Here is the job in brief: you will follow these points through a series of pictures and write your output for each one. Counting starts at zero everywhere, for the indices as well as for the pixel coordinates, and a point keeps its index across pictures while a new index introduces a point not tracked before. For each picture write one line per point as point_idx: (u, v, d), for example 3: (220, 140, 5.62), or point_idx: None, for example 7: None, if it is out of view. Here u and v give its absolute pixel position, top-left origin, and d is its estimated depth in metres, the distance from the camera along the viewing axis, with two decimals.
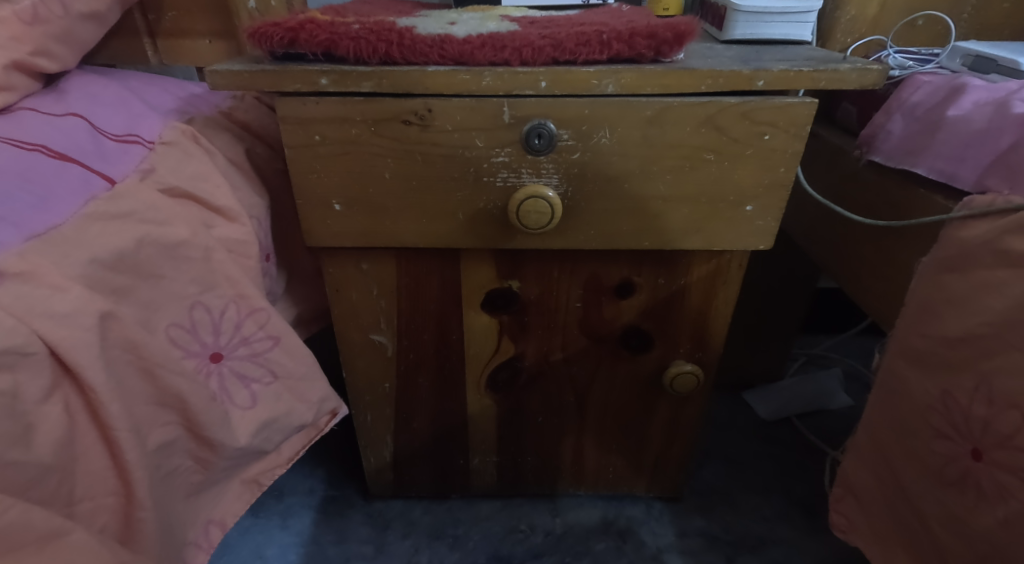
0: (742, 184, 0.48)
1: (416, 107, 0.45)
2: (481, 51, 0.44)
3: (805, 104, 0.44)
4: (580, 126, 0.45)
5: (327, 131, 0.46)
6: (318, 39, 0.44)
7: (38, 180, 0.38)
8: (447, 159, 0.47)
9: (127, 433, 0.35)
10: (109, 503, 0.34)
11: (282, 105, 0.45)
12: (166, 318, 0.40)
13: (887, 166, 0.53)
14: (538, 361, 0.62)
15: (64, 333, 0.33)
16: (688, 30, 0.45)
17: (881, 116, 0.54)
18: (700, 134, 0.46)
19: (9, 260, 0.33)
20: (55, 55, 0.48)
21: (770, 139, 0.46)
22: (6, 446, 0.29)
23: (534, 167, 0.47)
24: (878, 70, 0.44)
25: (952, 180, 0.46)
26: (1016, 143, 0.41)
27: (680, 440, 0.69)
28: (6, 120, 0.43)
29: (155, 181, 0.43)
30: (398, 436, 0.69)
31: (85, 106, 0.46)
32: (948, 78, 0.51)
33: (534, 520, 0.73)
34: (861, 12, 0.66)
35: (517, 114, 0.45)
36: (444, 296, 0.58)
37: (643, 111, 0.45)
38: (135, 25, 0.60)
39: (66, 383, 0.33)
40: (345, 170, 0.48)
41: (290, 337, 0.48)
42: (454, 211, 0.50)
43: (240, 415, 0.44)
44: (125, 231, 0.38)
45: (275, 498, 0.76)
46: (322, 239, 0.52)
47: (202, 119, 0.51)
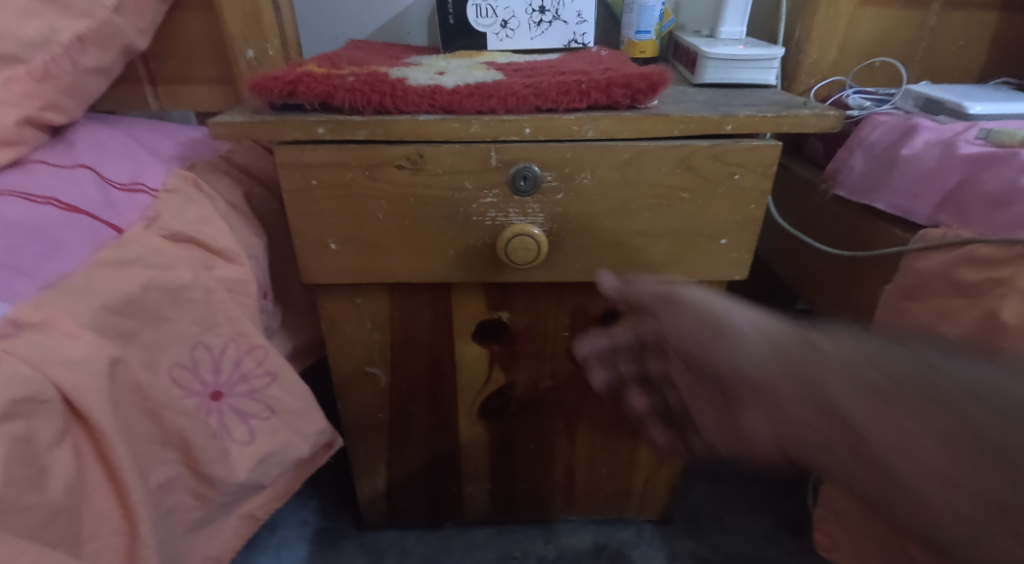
0: (716, 220, 0.51)
1: (408, 152, 0.47)
2: (469, 100, 0.47)
3: (771, 146, 0.48)
4: (563, 168, 0.48)
5: (324, 175, 0.49)
6: (316, 91, 0.47)
7: (49, 230, 0.40)
8: (437, 201, 0.50)
9: (132, 473, 0.36)
10: (114, 542, 0.35)
11: (281, 152, 0.48)
12: (169, 358, 0.41)
13: (850, 199, 0.57)
14: (528, 389, 0.64)
15: (75, 379, 0.34)
16: (662, 80, 0.48)
17: (844, 152, 0.58)
18: (676, 174, 0.49)
19: (25, 310, 0.35)
20: (62, 108, 0.50)
21: (740, 178, 0.49)
22: (23, 489, 0.31)
23: (521, 206, 0.50)
24: (835, 115, 0.47)
25: (908, 215, 0.50)
26: (963, 181, 0.45)
27: (668, 463, 0.70)
28: (19, 173, 0.45)
29: (160, 227, 0.45)
30: (392, 466, 0.70)
31: (92, 156, 0.48)
32: (902, 119, 0.55)
33: (527, 546, 0.75)
34: (823, 56, 0.70)
35: (504, 158, 0.48)
36: (435, 328, 0.60)
37: (621, 154, 0.48)
38: (137, 73, 0.63)
39: (76, 427, 0.35)
40: (341, 212, 0.50)
41: (288, 372, 0.49)
42: (445, 247, 0.52)
43: (239, 451, 0.45)
44: (131, 277, 0.40)
45: (269, 532, 0.77)
46: (318, 276, 0.54)
47: (203, 165, 0.53)
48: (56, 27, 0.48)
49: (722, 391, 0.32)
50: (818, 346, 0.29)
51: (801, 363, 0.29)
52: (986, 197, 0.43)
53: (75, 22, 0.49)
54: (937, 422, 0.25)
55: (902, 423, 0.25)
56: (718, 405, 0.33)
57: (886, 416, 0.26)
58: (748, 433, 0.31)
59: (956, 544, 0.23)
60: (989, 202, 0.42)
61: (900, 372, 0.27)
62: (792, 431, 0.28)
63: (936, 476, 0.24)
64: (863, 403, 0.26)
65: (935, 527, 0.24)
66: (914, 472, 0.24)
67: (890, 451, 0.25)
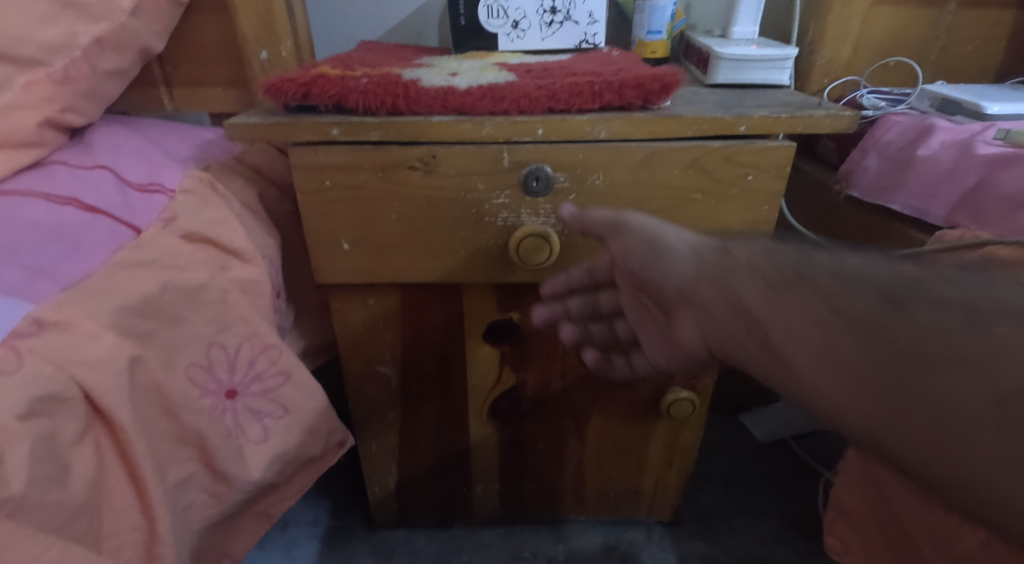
0: (729, 221, 0.51)
1: (420, 154, 0.48)
2: (482, 102, 0.47)
3: (784, 147, 0.48)
4: (575, 170, 0.48)
5: (337, 176, 0.49)
6: (329, 93, 0.47)
7: (70, 231, 0.41)
8: (450, 203, 0.50)
9: (151, 471, 0.36)
10: (134, 540, 0.35)
11: (294, 154, 0.48)
12: (186, 358, 0.42)
13: (864, 200, 0.57)
14: (538, 389, 0.64)
15: (96, 378, 0.35)
16: (675, 81, 0.48)
17: (858, 153, 0.58)
18: (688, 175, 0.49)
19: (47, 310, 0.36)
20: (80, 110, 0.51)
21: (753, 179, 0.49)
22: (46, 486, 0.31)
23: (533, 207, 0.50)
24: (850, 116, 0.47)
25: (924, 216, 0.50)
26: (981, 181, 0.45)
27: (678, 465, 0.70)
28: (39, 175, 0.46)
29: (176, 228, 0.45)
30: (402, 465, 0.70)
31: (109, 158, 0.49)
32: (918, 119, 0.55)
33: (537, 546, 0.75)
34: (836, 56, 0.70)
35: (516, 159, 0.48)
36: (446, 329, 0.60)
37: (634, 155, 0.48)
38: (152, 75, 0.64)
39: (97, 426, 0.35)
40: (353, 213, 0.51)
41: (301, 372, 0.49)
42: (457, 248, 0.52)
43: (253, 450, 0.46)
44: (149, 278, 0.41)
45: (281, 530, 0.77)
46: (330, 276, 0.54)
47: (218, 166, 0.54)
48: (75, 30, 0.49)
49: (665, 304, 0.38)
50: (730, 255, 0.34)
51: (720, 271, 0.34)
52: (1004, 198, 0.42)
53: (94, 25, 0.50)
54: (819, 308, 0.29)
55: (793, 308, 0.29)
56: (666, 319, 0.39)
57: (781, 306, 0.30)
58: (683, 338, 0.36)
59: (828, 406, 0.27)
60: (1007, 203, 0.42)
61: (795, 270, 0.31)
62: (708, 326, 0.34)
63: (815, 350, 0.28)
64: (764, 297, 0.31)
65: (814, 392, 0.28)
66: (792, 349, 0.29)
67: (784, 334, 0.29)
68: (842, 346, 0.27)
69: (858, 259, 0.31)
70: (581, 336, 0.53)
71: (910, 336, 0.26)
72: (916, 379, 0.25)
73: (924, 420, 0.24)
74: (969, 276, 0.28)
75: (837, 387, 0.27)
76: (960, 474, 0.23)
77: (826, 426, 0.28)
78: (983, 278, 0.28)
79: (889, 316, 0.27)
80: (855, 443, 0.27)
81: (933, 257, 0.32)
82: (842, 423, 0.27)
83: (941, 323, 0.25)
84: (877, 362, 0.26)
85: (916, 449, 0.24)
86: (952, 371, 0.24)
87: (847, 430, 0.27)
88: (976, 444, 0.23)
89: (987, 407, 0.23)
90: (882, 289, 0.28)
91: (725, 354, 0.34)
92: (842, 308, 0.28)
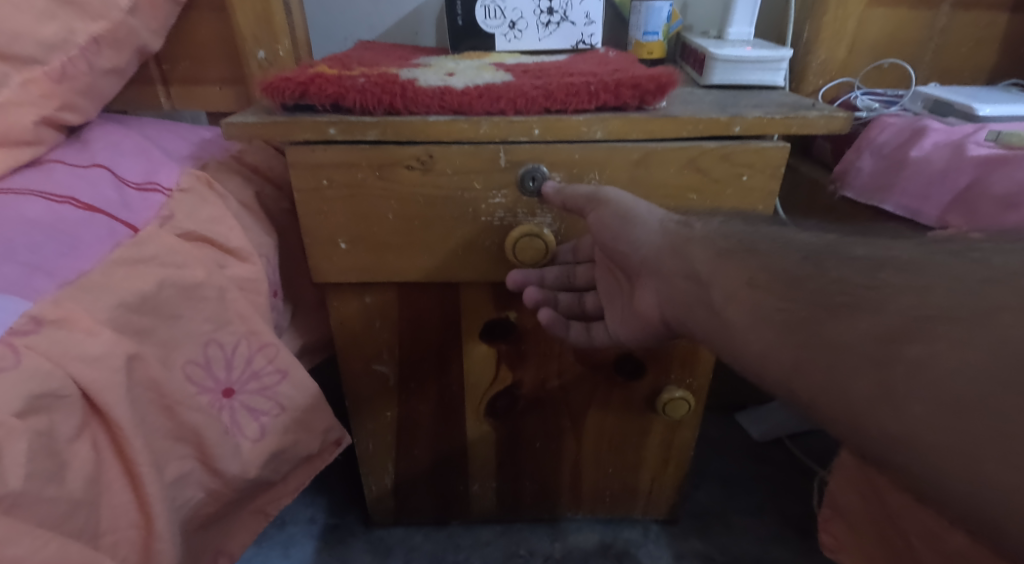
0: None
1: (417, 153, 0.48)
2: (479, 101, 0.48)
3: (779, 148, 0.48)
4: (571, 169, 0.49)
5: (335, 175, 0.49)
6: (327, 92, 0.47)
7: (68, 228, 0.41)
8: (447, 201, 0.50)
9: (148, 468, 0.36)
10: (130, 536, 0.36)
11: (292, 152, 0.48)
12: (183, 355, 0.42)
13: (859, 201, 0.57)
14: (535, 388, 0.64)
15: (94, 375, 0.35)
16: (670, 81, 0.48)
17: (852, 153, 0.58)
18: (684, 175, 0.49)
19: (45, 307, 0.36)
20: (78, 109, 0.51)
21: (748, 179, 0.49)
22: (44, 482, 0.31)
23: (529, 207, 0.50)
24: (844, 117, 0.47)
25: (916, 217, 0.50)
26: (973, 181, 0.45)
27: (674, 463, 0.71)
28: (37, 173, 0.46)
29: (174, 227, 0.46)
30: (399, 463, 0.71)
31: (107, 155, 0.49)
32: (911, 121, 0.55)
33: (534, 544, 0.75)
34: (831, 57, 0.70)
35: (512, 159, 0.48)
36: (443, 327, 0.60)
37: (630, 154, 0.48)
38: (150, 74, 0.64)
39: (94, 422, 0.36)
40: (350, 212, 0.51)
41: (299, 369, 0.49)
42: (453, 246, 0.52)
43: (250, 447, 0.46)
44: (147, 276, 0.41)
45: (277, 528, 0.77)
46: (327, 275, 0.54)
47: (215, 164, 0.54)
48: (73, 28, 0.49)
49: (633, 271, 0.46)
50: (690, 228, 0.43)
51: (681, 240, 0.42)
52: (996, 198, 0.43)
53: (91, 24, 0.50)
54: (754, 270, 0.36)
55: (732, 269, 0.37)
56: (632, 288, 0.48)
57: (722, 265, 0.38)
58: (643, 302, 0.45)
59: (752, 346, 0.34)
60: (998, 203, 0.43)
61: (739, 240, 0.39)
62: (665, 290, 0.43)
63: (746, 301, 0.35)
64: (711, 261, 0.39)
65: (744, 336, 0.35)
66: (730, 301, 0.36)
67: (723, 288, 0.37)
68: (766, 302, 0.34)
69: (795, 236, 0.39)
70: (552, 301, 0.54)
71: (819, 289, 0.32)
72: (821, 322, 0.31)
73: (818, 352, 0.30)
74: (887, 252, 0.34)
75: (763, 339, 0.33)
76: (844, 403, 0.28)
77: (755, 381, 0.34)
78: (887, 248, 0.35)
79: (805, 274, 0.34)
80: (779, 400, 0.32)
81: (924, 255, 0.32)
82: (764, 370, 0.33)
83: (845, 276, 0.32)
84: (790, 313, 0.32)
85: (813, 386, 0.30)
86: (844, 316, 0.30)
87: (769, 379, 0.33)
88: (858, 372, 0.28)
89: (868, 341, 0.28)
90: (805, 254, 0.36)
91: (675, 314, 0.43)
92: (770, 268, 0.35)
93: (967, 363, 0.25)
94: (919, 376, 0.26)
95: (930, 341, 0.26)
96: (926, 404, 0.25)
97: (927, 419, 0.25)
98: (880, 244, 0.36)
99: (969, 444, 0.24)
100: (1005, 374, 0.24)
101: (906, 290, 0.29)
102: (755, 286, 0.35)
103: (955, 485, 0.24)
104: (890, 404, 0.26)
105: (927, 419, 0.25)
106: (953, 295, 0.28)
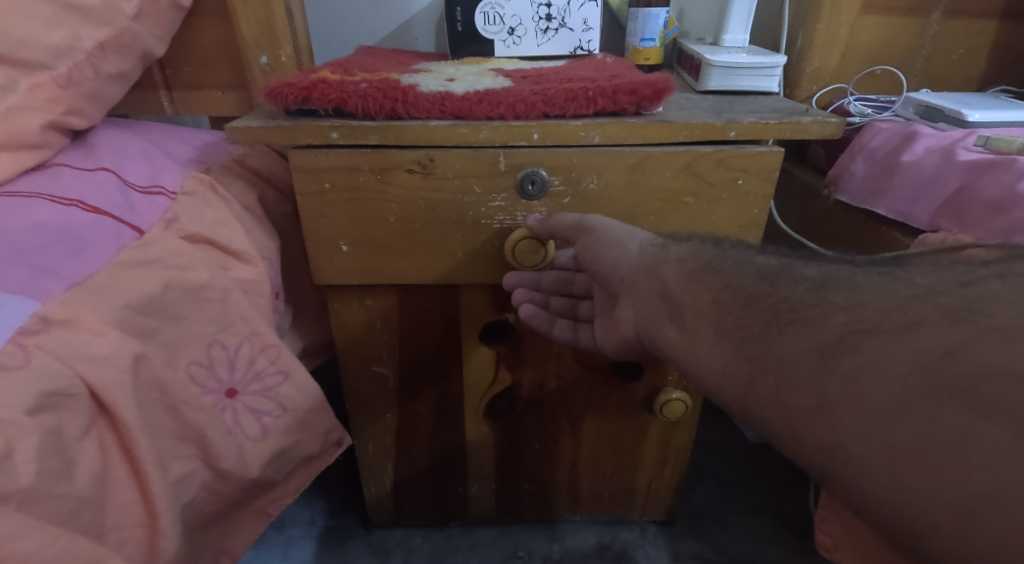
0: (719, 224, 0.52)
1: (418, 157, 0.49)
2: (479, 106, 0.48)
3: (774, 152, 0.49)
4: (570, 173, 0.50)
5: (336, 178, 0.50)
6: (329, 97, 0.48)
7: (75, 230, 0.42)
8: (447, 205, 0.51)
9: (153, 466, 0.37)
10: (135, 534, 0.36)
11: (295, 156, 0.49)
12: (186, 356, 0.43)
13: (852, 205, 0.58)
14: (534, 389, 0.65)
15: (101, 374, 0.36)
16: (667, 87, 0.49)
17: (846, 158, 0.59)
18: (680, 179, 0.50)
19: (54, 308, 0.37)
20: (83, 113, 0.52)
21: (743, 183, 0.50)
22: (53, 479, 0.32)
23: (528, 210, 0.51)
24: (837, 123, 0.48)
25: (909, 220, 0.51)
26: (963, 186, 0.46)
27: (671, 464, 0.71)
28: (43, 176, 0.47)
29: (178, 229, 0.46)
30: (398, 465, 0.71)
31: (111, 159, 0.50)
32: (903, 126, 0.56)
33: (532, 546, 0.76)
34: (825, 63, 0.72)
35: (512, 163, 0.49)
36: (442, 329, 0.61)
37: (627, 158, 0.49)
38: (153, 79, 0.65)
39: (101, 421, 0.36)
40: (351, 215, 0.52)
41: (300, 371, 0.50)
42: (453, 249, 0.53)
43: (252, 447, 0.46)
44: (152, 277, 0.42)
45: (277, 530, 0.78)
46: (328, 277, 0.55)
47: (218, 168, 0.55)
48: (79, 34, 0.50)
49: (613, 290, 0.47)
50: (666, 250, 0.43)
51: (654, 261, 0.43)
52: (986, 202, 0.44)
53: (97, 30, 0.51)
54: (715, 288, 0.37)
55: (699, 291, 0.38)
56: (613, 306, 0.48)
57: (690, 284, 0.39)
58: (623, 321, 0.46)
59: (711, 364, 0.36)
60: (987, 207, 0.44)
61: (707, 260, 0.40)
62: (640, 309, 0.43)
63: (704, 319, 0.37)
64: (680, 281, 0.40)
65: (703, 352, 0.37)
66: (691, 320, 0.38)
67: (687, 304, 0.39)
68: (726, 321, 0.36)
69: (759, 256, 0.40)
70: (542, 303, 0.55)
71: (771, 306, 0.34)
72: (769, 338, 0.33)
73: (764, 367, 0.32)
74: (841, 269, 0.35)
75: (721, 358, 0.35)
76: (787, 415, 0.30)
77: (713, 397, 0.36)
78: (838, 266, 0.36)
79: (760, 293, 0.35)
80: (736, 415, 0.35)
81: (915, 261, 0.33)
82: (723, 388, 0.35)
83: (793, 295, 0.34)
84: (745, 329, 0.34)
85: (763, 400, 0.32)
86: (788, 332, 0.32)
87: (724, 396, 0.35)
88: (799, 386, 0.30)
89: (808, 355, 0.30)
90: (761, 273, 0.37)
91: (648, 334, 0.43)
92: (731, 288, 0.37)
93: (893, 376, 0.27)
94: (852, 388, 0.28)
95: (860, 353, 0.28)
96: (857, 415, 0.27)
97: (856, 430, 0.27)
98: (827, 260, 0.38)
99: (889, 452, 0.26)
100: (923, 386, 0.26)
101: (844, 304, 0.31)
102: (714, 303, 0.37)
103: (876, 488, 0.26)
104: (824, 416, 0.28)
105: (857, 431, 0.27)
106: (885, 309, 0.29)
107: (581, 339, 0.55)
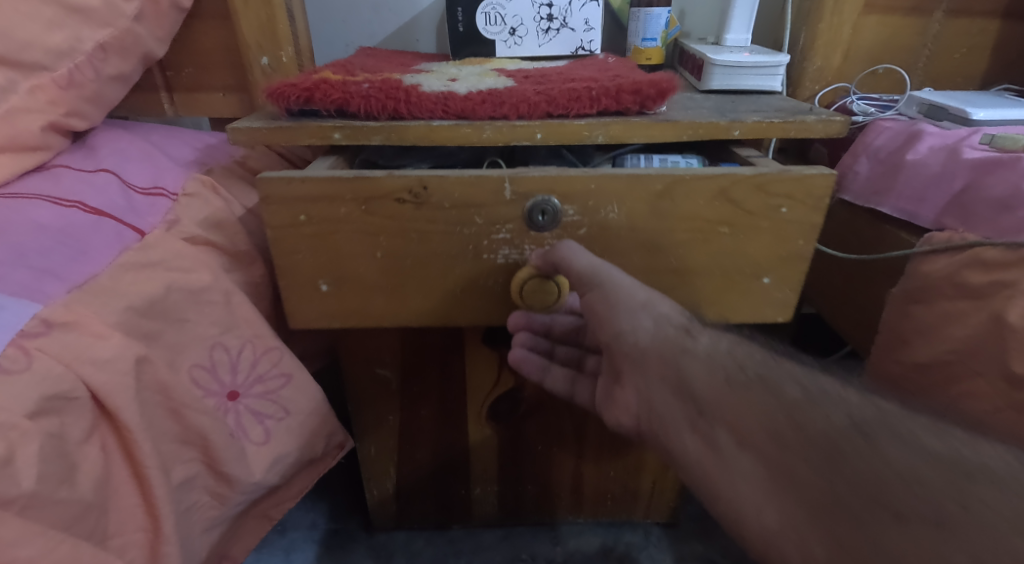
0: (758, 257, 0.49)
1: (411, 185, 0.45)
2: (482, 106, 0.48)
3: (823, 175, 0.46)
4: (586, 201, 0.47)
5: (313, 210, 0.46)
6: (332, 98, 0.48)
7: (76, 234, 0.41)
8: (444, 236, 0.48)
9: (156, 471, 0.37)
10: (137, 539, 0.36)
11: (264, 184, 0.45)
12: (189, 359, 0.42)
13: (856, 204, 0.58)
14: (537, 391, 0.65)
15: (104, 377, 0.35)
16: (671, 87, 0.49)
17: (850, 158, 0.59)
18: (714, 207, 0.47)
19: (56, 310, 0.36)
20: (84, 115, 0.52)
21: (786, 212, 0.47)
22: (55, 484, 0.32)
23: (537, 242, 0.48)
24: (841, 121, 0.48)
25: (914, 219, 0.51)
26: (967, 185, 0.46)
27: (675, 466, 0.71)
28: (45, 177, 0.46)
29: (179, 231, 0.46)
30: (401, 468, 0.71)
31: (113, 161, 0.50)
32: (907, 125, 0.56)
33: (535, 549, 0.75)
34: (827, 63, 0.71)
35: (518, 191, 0.46)
36: (444, 332, 0.61)
37: (654, 185, 0.46)
38: (153, 80, 0.64)
39: (104, 425, 0.36)
40: (330, 251, 0.48)
41: (302, 373, 0.49)
42: (449, 284, 0.50)
43: (255, 450, 0.45)
44: (154, 280, 0.41)
45: (279, 534, 0.77)
46: (303, 320, 0.51)
47: (220, 169, 0.54)
48: (80, 36, 0.49)
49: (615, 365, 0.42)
50: (690, 339, 0.38)
51: (677, 353, 0.37)
52: (993, 201, 0.44)
53: (98, 31, 0.51)
54: (783, 424, 0.31)
55: (755, 420, 0.32)
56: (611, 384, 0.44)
57: (745, 409, 0.33)
58: (622, 404, 0.42)
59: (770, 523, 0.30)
60: (995, 205, 0.43)
61: (756, 372, 0.35)
62: (645, 394, 0.39)
63: (768, 462, 0.31)
64: (715, 387, 0.35)
65: (762, 506, 0.30)
66: (741, 455, 0.32)
67: (732, 427, 0.33)
68: (799, 475, 0.29)
69: (835, 385, 0.33)
70: (545, 351, 0.57)
71: (873, 479, 0.27)
72: (869, 524, 0.27)
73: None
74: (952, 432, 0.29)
75: (783, 517, 0.29)
76: None
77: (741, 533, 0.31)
78: (944, 428, 0.30)
79: (852, 449, 0.29)
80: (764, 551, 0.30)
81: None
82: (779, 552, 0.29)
83: (908, 468, 0.27)
84: (827, 494, 0.28)
85: None
86: (907, 527, 0.26)
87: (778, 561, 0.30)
88: None
89: None
90: (850, 417, 0.30)
91: (649, 422, 0.39)
92: (803, 429, 0.31)
93: None
94: None
95: None
96: None
97: None
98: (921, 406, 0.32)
99: None
100: None
101: (1007, 518, 0.25)
102: (778, 445, 0.31)
103: None
104: None
105: None
106: None
107: (577, 397, 0.55)
